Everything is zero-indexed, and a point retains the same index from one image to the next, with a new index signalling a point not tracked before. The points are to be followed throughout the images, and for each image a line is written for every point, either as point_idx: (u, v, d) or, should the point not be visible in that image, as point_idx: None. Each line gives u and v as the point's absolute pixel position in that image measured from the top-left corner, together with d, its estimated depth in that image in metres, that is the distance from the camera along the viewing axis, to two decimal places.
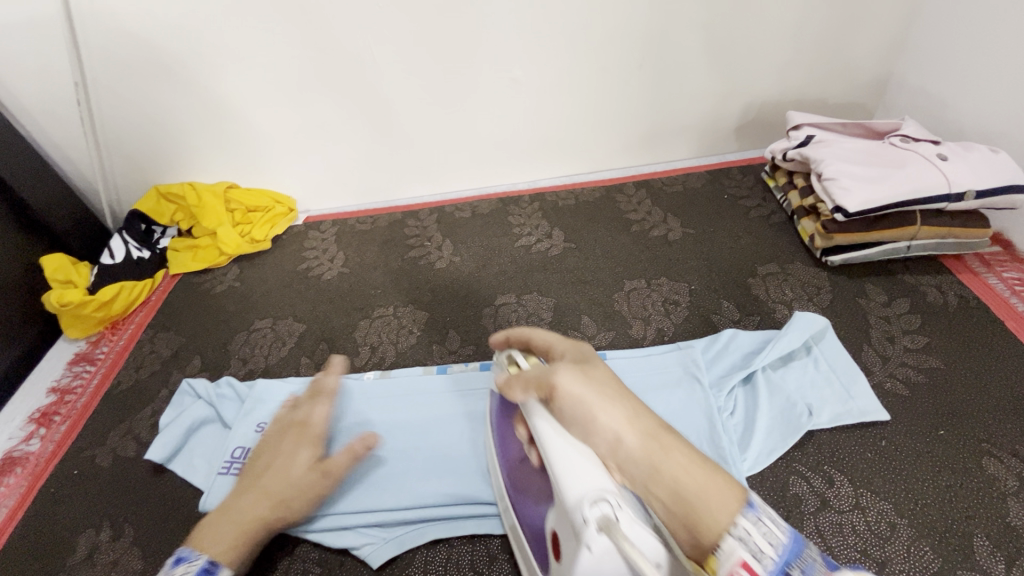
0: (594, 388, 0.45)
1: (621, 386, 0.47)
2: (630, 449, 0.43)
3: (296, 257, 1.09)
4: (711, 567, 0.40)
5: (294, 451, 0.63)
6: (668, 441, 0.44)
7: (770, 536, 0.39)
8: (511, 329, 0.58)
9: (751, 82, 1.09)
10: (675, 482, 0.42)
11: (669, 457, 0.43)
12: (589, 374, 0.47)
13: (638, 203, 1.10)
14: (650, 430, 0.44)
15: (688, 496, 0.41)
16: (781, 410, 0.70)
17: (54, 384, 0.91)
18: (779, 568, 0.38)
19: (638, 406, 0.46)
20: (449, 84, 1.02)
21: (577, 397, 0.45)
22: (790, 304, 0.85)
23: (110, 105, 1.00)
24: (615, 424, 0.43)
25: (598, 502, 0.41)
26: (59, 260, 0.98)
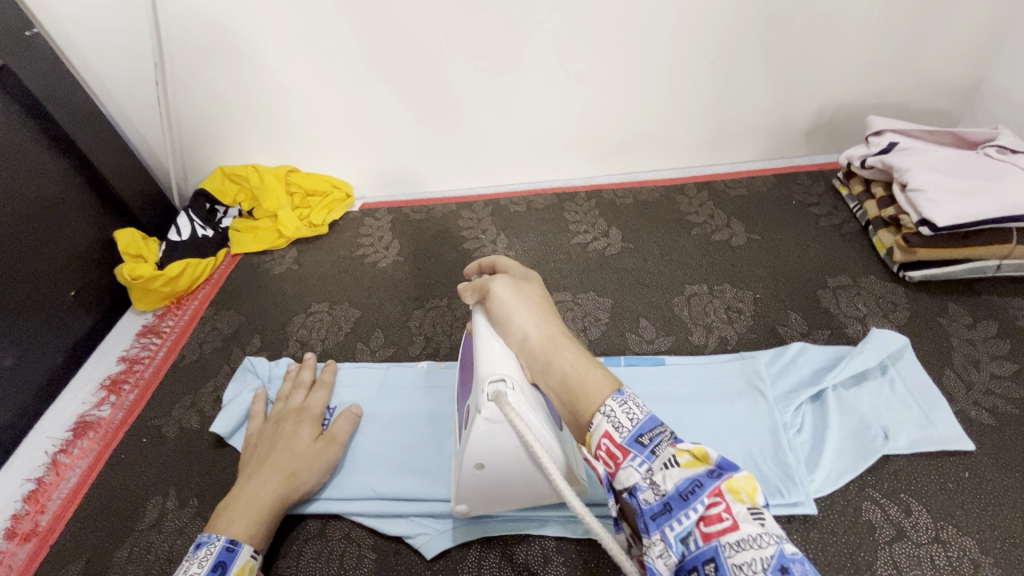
0: (518, 296, 0.57)
1: (544, 303, 0.57)
2: (532, 344, 0.53)
3: (352, 243, 1.10)
4: (587, 440, 0.47)
5: (296, 430, 0.70)
6: (564, 345, 0.53)
7: (631, 412, 0.45)
8: (482, 260, 0.69)
9: (830, 83, 1.03)
10: (562, 373, 0.50)
11: (561, 356, 0.52)
12: (519, 288, 0.58)
13: (699, 205, 1.06)
14: (553, 336, 0.53)
15: (571, 380, 0.49)
16: (852, 432, 0.67)
17: (123, 353, 0.95)
18: (633, 437, 0.43)
19: (552, 318, 0.56)
20: (512, 76, 1.00)
21: (504, 300, 0.56)
22: (863, 320, 0.81)
23: (184, 86, 1.03)
24: (525, 325, 0.54)
25: (498, 381, 0.52)
26: (131, 234, 1.01)
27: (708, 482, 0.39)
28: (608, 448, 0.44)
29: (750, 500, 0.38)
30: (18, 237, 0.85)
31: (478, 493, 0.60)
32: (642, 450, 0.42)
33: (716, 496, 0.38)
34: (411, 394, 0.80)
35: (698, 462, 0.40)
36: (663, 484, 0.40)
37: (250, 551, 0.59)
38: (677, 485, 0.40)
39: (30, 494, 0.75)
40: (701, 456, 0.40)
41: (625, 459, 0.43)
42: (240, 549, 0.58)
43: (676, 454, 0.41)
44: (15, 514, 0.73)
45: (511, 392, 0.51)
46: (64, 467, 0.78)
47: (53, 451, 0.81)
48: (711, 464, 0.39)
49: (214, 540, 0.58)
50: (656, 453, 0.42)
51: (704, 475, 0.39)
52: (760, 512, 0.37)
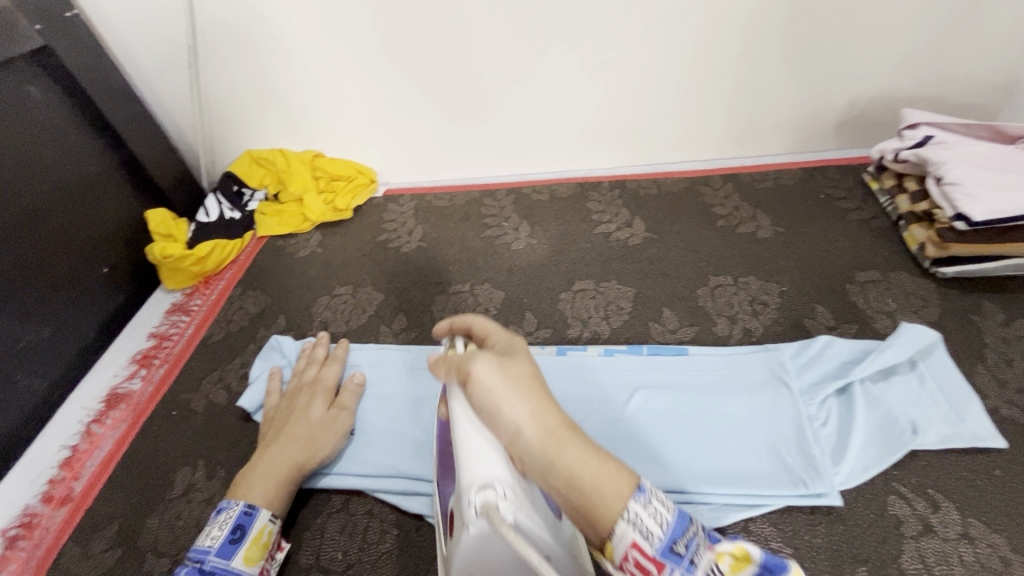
0: (507, 377, 0.43)
1: (537, 383, 0.44)
2: (528, 444, 0.41)
3: (376, 228, 1.11)
4: (609, 551, 0.42)
5: (311, 401, 0.72)
6: (568, 438, 0.42)
7: (659, 515, 0.41)
8: (452, 316, 0.56)
9: (864, 75, 1.01)
10: (571, 475, 0.40)
11: (566, 453, 0.41)
12: (507, 368, 0.44)
13: (724, 197, 1.05)
14: (553, 429, 0.42)
15: (583, 487, 0.40)
16: (879, 425, 0.66)
17: (153, 329, 0.98)
18: (665, 545, 0.40)
19: (547, 402, 0.43)
20: (538, 64, 1.00)
21: (487, 386, 0.43)
22: (892, 315, 0.79)
23: (216, 69, 1.05)
24: (518, 417, 0.42)
25: (486, 488, 0.42)
26: (162, 215, 1.03)
27: None
28: (638, 560, 0.40)
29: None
30: (55, 213, 0.87)
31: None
32: (678, 559, 0.40)
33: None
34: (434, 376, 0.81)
35: (742, 564, 0.41)
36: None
37: (269, 515, 0.61)
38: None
39: (66, 461, 0.78)
40: (745, 557, 0.41)
41: (661, 573, 0.39)
42: (258, 513, 0.60)
43: (719, 559, 0.41)
44: (51, 479, 0.76)
45: (501, 502, 0.42)
46: (98, 437, 0.80)
47: (87, 421, 0.83)
48: (757, 565, 0.41)
49: (234, 504, 0.60)
50: (695, 561, 0.40)
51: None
52: None
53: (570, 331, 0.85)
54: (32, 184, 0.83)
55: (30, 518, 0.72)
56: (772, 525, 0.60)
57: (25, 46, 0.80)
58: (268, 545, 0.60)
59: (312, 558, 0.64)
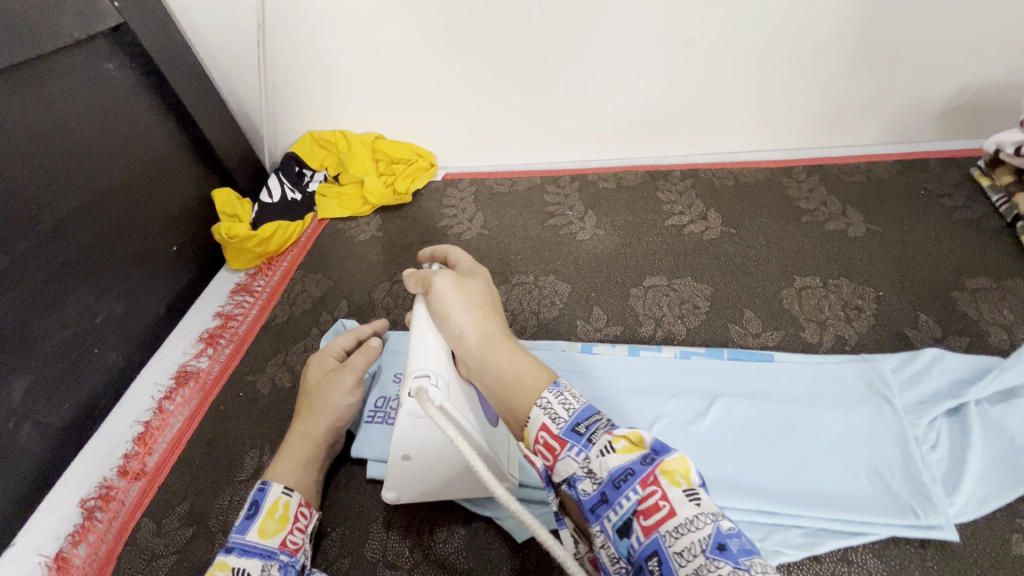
0: (461, 292, 0.54)
1: (486, 301, 0.54)
2: (468, 343, 0.51)
3: (435, 213, 1.09)
4: (526, 435, 0.44)
5: (319, 370, 0.72)
6: (501, 342, 0.50)
7: (567, 403, 0.42)
8: (435, 247, 0.67)
9: (982, 58, 0.90)
10: (498, 371, 0.48)
11: (497, 353, 0.49)
12: (462, 283, 0.55)
13: (809, 190, 0.97)
14: (491, 334, 0.51)
15: (508, 384, 0.47)
16: (1000, 453, 0.59)
17: (219, 308, 0.99)
18: (569, 427, 0.41)
19: (491, 314, 0.53)
20: (614, 43, 0.94)
21: (443, 296, 0.54)
22: (1010, 328, 0.71)
23: (282, 49, 1.03)
24: (463, 323, 0.52)
25: (422, 376, 0.51)
26: (228, 195, 1.04)
27: (641, 469, 0.37)
28: (546, 440, 0.42)
29: (687, 483, 0.36)
30: (130, 191, 0.88)
31: (407, 481, 0.58)
32: (576, 438, 0.40)
33: (652, 485, 0.36)
34: None
35: (635, 448, 0.38)
36: (600, 472, 0.38)
37: (281, 488, 0.59)
38: (613, 470, 0.38)
39: (140, 436, 0.79)
40: (638, 441, 0.38)
41: (563, 449, 0.40)
42: (271, 487, 0.59)
43: (613, 439, 0.39)
44: (126, 453, 0.78)
45: (433, 388, 0.50)
46: (169, 413, 0.82)
47: (158, 397, 0.85)
48: (648, 448, 0.38)
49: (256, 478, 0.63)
50: (591, 440, 0.39)
51: (637, 460, 0.37)
52: (697, 494, 0.36)
53: (642, 330, 0.80)
54: (108, 162, 0.84)
55: (107, 490, 0.74)
56: (876, 555, 0.55)
57: (105, 23, 0.80)
58: (288, 518, 0.57)
59: (379, 554, 0.63)
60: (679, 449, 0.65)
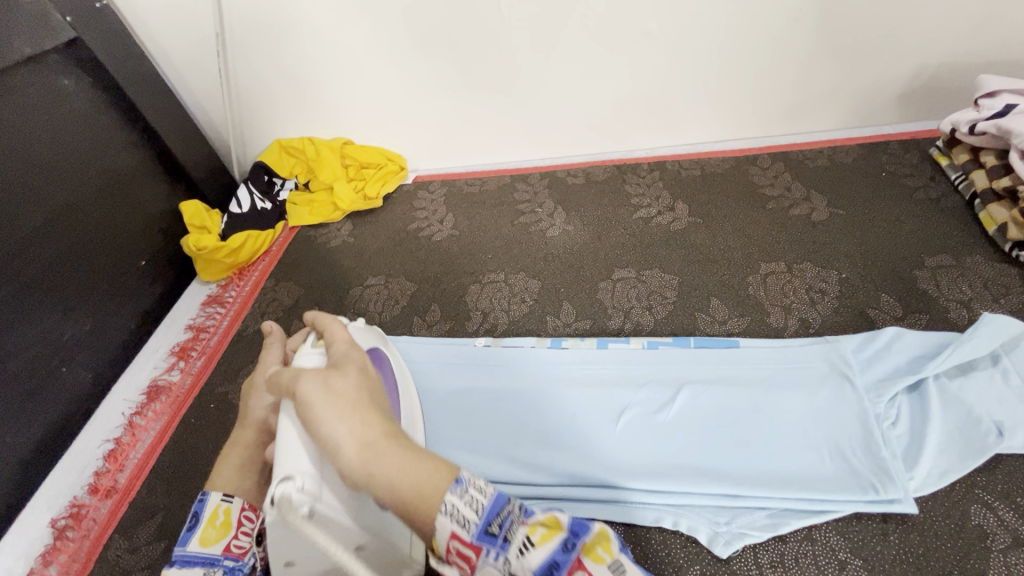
0: (330, 395, 0.42)
1: (364, 395, 0.43)
2: (348, 459, 0.40)
3: (406, 217, 1.09)
4: (432, 547, 0.39)
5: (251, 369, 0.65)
6: (388, 446, 0.40)
7: (475, 502, 0.38)
8: (316, 312, 0.55)
9: (934, 40, 0.92)
10: (389, 484, 0.38)
11: (384, 464, 0.39)
12: (330, 382, 0.43)
13: (774, 176, 0.98)
14: (373, 441, 0.40)
15: (406, 501, 0.38)
16: (958, 426, 0.60)
17: (190, 321, 0.98)
18: (481, 529, 0.38)
19: (373, 412, 0.42)
20: (573, 40, 0.95)
21: (310, 405, 0.42)
22: (969, 303, 0.72)
23: (244, 58, 1.03)
24: (336, 433, 0.40)
25: (287, 480, 0.44)
26: (196, 206, 1.03)
27: (563, 557, 0.38)
28: (458, 550, 0.38)
29: (608, 556, 0.40)
30: (94, 207, 0.88)
31: None
32: (492, 541, 0.38)
33: (580, 570, 0.38)
34: (470, 369, 0.77)
35: (553, 533, 0.39)
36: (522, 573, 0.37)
37: (222, 495, 0.55)
38: (537, 570, 0.37)
39: (110, 453, 0.79)
40: (555, 525, 0.39)
41: (479, 556, 0.38)
42: (210, 495, 0.54)
43: (530, 531, 0.39)
44: (97, 471, 0.77)
45: (297, 493, 0.44)
46: (140, 429, 0.81)
47: (130, 413, 0.84)
48: (566, 532, 0.39)
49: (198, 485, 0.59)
50: (510, 540, 0.38)
51: (558, 548, 0.38)
52: (619, 565, 0.40)
53: (611, 323, 0.81)
54: (69, 179, 0.84)
55: (78, 508, 0.73)
56: (840, 533, 0.56)
57: (58, 38, 0.80)
58: (230, 523, 0.53)
59: None
60: (646, 439, 0.65)
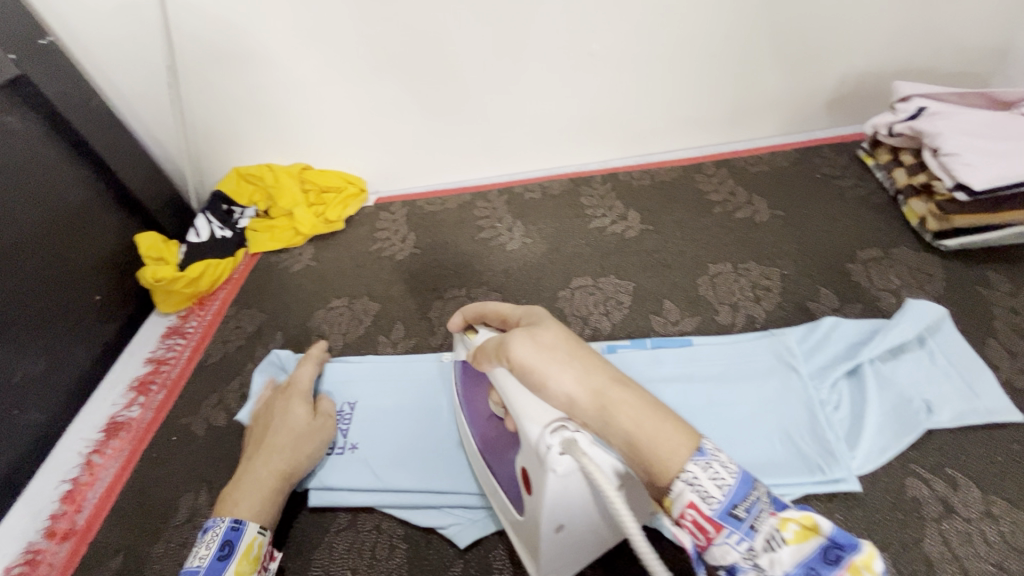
0: (543, 350, 0.45)
1: (573, 344, 0.45)
2: (582, 408, 0.42)
3: (368, 238, 1.10)
4: (664, 505, 0.40)
5: (288, 409, 0.71)
6: (621, 393, 0.42)
7: (721, 479, 0.38)
8: (467, 307, 0.59)
9: (852, 50, 0.99)
10: (627, 434, 0.40)
11: (620, 411, 0.41)
12: (538, 339, 0.45)
13: (719, 183, 1.04)
14: (601, 388, 0.42)
15: (640, 441, 0.40)
16: (892, 406, 0.64)
17: (150, 354, 0.97)
18: (727, 510, 0.37)
19: (592, 361, 0.44)
20: (521, 61, 0.98)
21: (526, 363, 0.44)
22: (897, 292, 0.78)
23: (197, 88, 1.03)
24: (565, 386, 0.43)
25: (561, 427, 0.44)
26: (152, 238, 1.02)
27: (830, 570, 0.37)
28: (694, 520, 0.38)
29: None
30: (44, 244, 0.86)
31: (554, 549, 0.54)
32: (737, 524, 0.37)
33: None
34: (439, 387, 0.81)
35: (810, 535, 0.38)
36: (772, 567, 0.37)
37: (258, 527, 0.60)
38: (790, 568, 0.37)
39: (67, 494, 0.76)
40: (812, 527, 0.38)
41: (720, 534, 0.38)
42: (245, 527, 0.59)
43: (782, 528, 0.38)
44: (53, 514, 0.75)
45: (579, 434, 0.44)
46: (99, 467, 0.79)
47: (87, 452, 0.82)
48: (825, 538, 0.38)
49: (221, 522, 0.59)
50: (755, 529, 0.37)
51: (818, 557, 0.38)
52: None
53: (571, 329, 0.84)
54: (17, 217, 0.82)
55: (34, 554, 0.71)
56: None
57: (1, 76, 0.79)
58: (258, 559, 0.59)
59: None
60: None
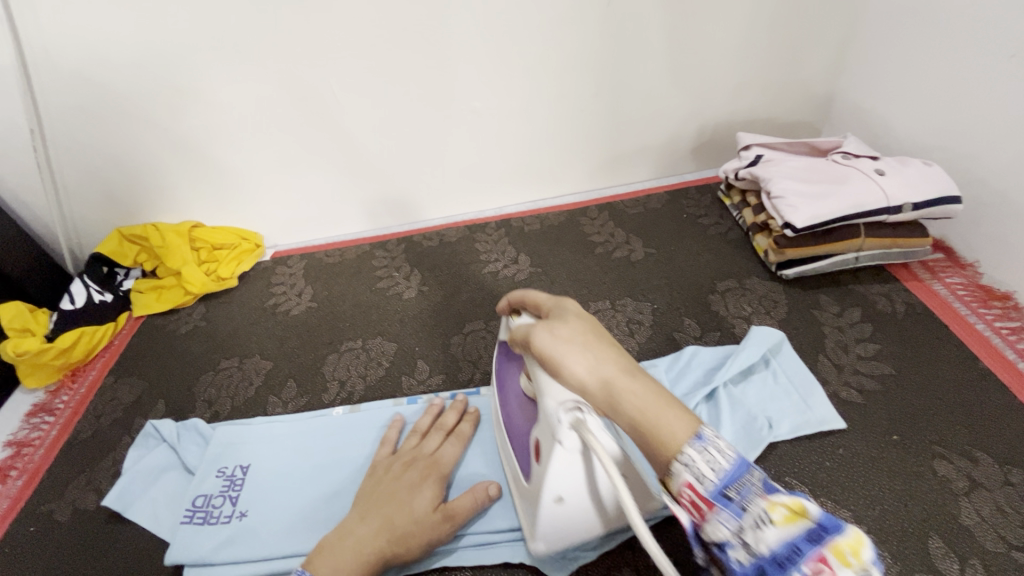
0: (561, 340, 0.49)
1: (590, 335, 0.49)
2: (591, 390, 0.47)
3: (264, 293, 1.08)
4: (665, 480, 0.43)
5: (418, 489, 0.63)
6: (626, 384, 0.45)
7: (715, 460, 0.40)
8: (517, 292, 0.64)
9: (702, 105, 1.13)
10: (632, 417, 0.44)
11: (627, 398, 0.44)
12: (557, 332, 0.50)
13: (601, 226, 1.12)
14: (609, 376, 0.46)
15: (644, 425, 0.43)
16: (742, 424, 0.72)
17: (9, 437, 0.88)
18: (718, 489, 0.39)
19: (607, 351, 0.48)
20: (408, 118, 1.04)
21: (546, 350, 0.50)
22: (749, 318, 0.88)
23: (69, 151, 0.99)
24: (579, 373, 0.47)
25: (575, 408, 0.49)
26: (18, 308, 0.94)
27: (807, 547, 0.36)
28: (691, 500, 0.40)
29: (859, 562, 0.36)
30: None
31: (557, 525, 0.57)
32: (727, 502, 0.39)
33: (822, 564, 0.36)
34: (329, 440, 0.79)
35: (797, 518, 0.37)
36: (758, 545, 0.37)
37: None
38: (775, 547, 0.37)
39: None
40: (800, 511, 0.37)
41: (712, 513, 0.39)
42: None
43: (770, 509, 0.38)
44: None
45: (589, 417, 0.49)
46: None
47: None
48: (813, 522, 0.37)
49: None
50: (746, 509, 0.39)
51: (802, 537, 0.37)
52: None
53: (462, 373, 0.87)
54: None
55: None
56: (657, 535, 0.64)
57: None
58: None
59: None
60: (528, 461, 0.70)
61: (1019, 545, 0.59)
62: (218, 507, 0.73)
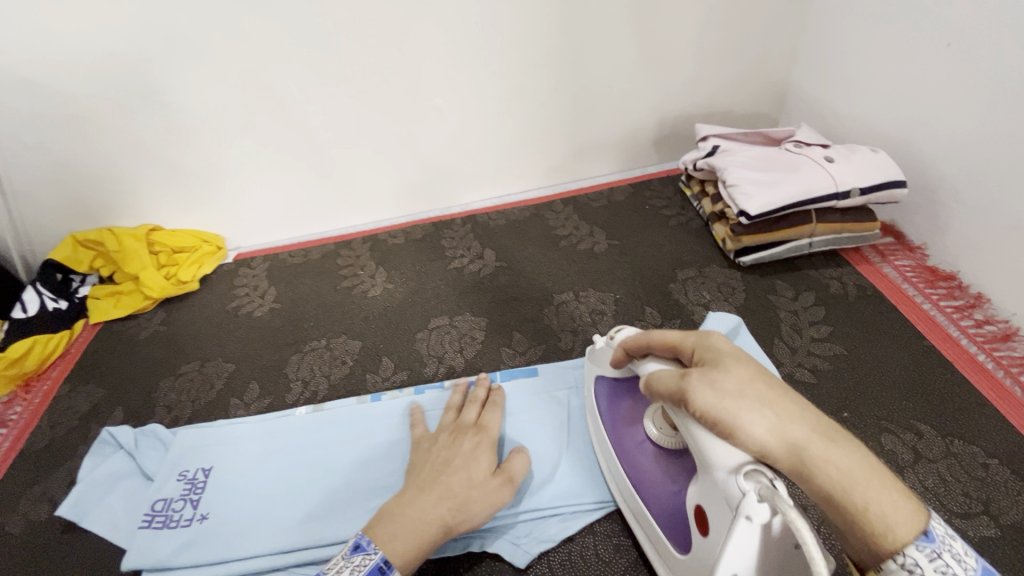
0: (729, 396, 0.44)
1: (762, 386, 0.44)
2: (778, 461, 0.42)
3: (226, 296, 1.06)
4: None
5: (471, 457, 0.63)
6: (828, 453, 0.40)
7: (964, 569, 0.37)
8: (640, 331, 0.58)
9: (661, 99, 1.15)
10: (833, 496, 0.39)
11: (827, 470, 0.40)
12: (720, 385, 0.45)
13: (566, 219, 1.13)
14: (801, 442, 0.41)
15: (848, 504, 0.39)
16: None
17: None
18: None
19: (792, 411, 0.43)
20: (368, 116, 1.03)
21: (713, 411, 0.44)
22: (707, 305, 0.89)
23: (16, 155, 0.96)
24: (763, 439, 0.42)
25: (756, 472, 0.43)
26: None
27: None
28: None
29: None
30: None
31: None
32: None
33: None
34: (291, 439, 0.79)
35: None
36: None
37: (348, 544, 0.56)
38: None
39: None
40: None
41: None
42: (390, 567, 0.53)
43: None
44: None
45: (779, 486, 0.42)
46: None
47: None
48: None
49: (373, 548, 0.54)
50: None
51: None
52: None
53: (427, 369, 0.87)
54: None
55: None
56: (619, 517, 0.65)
57: None
58: None
59: None
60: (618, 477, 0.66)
61: (960, 513, 0.62)
62: (178, 511, 0.72)
